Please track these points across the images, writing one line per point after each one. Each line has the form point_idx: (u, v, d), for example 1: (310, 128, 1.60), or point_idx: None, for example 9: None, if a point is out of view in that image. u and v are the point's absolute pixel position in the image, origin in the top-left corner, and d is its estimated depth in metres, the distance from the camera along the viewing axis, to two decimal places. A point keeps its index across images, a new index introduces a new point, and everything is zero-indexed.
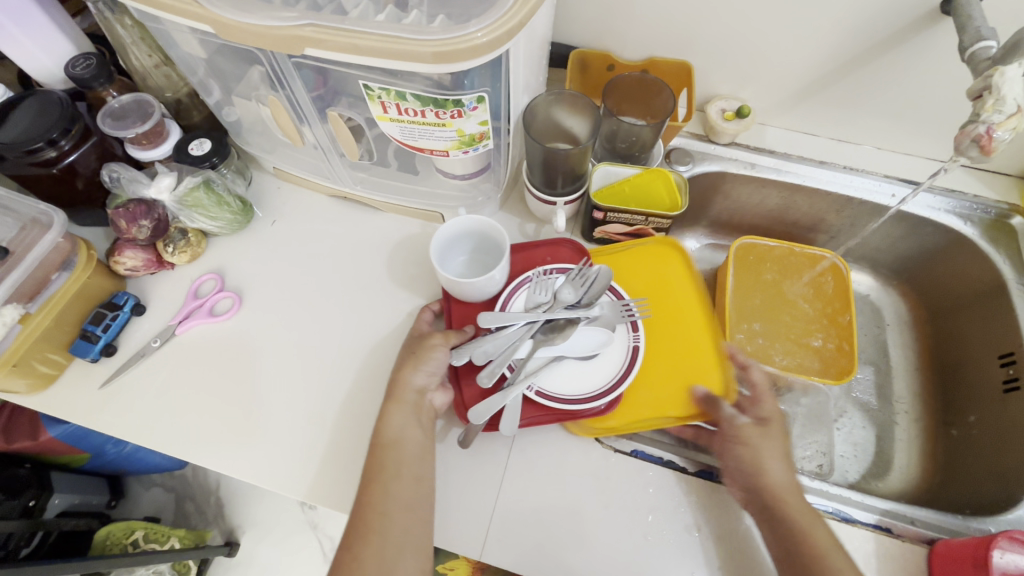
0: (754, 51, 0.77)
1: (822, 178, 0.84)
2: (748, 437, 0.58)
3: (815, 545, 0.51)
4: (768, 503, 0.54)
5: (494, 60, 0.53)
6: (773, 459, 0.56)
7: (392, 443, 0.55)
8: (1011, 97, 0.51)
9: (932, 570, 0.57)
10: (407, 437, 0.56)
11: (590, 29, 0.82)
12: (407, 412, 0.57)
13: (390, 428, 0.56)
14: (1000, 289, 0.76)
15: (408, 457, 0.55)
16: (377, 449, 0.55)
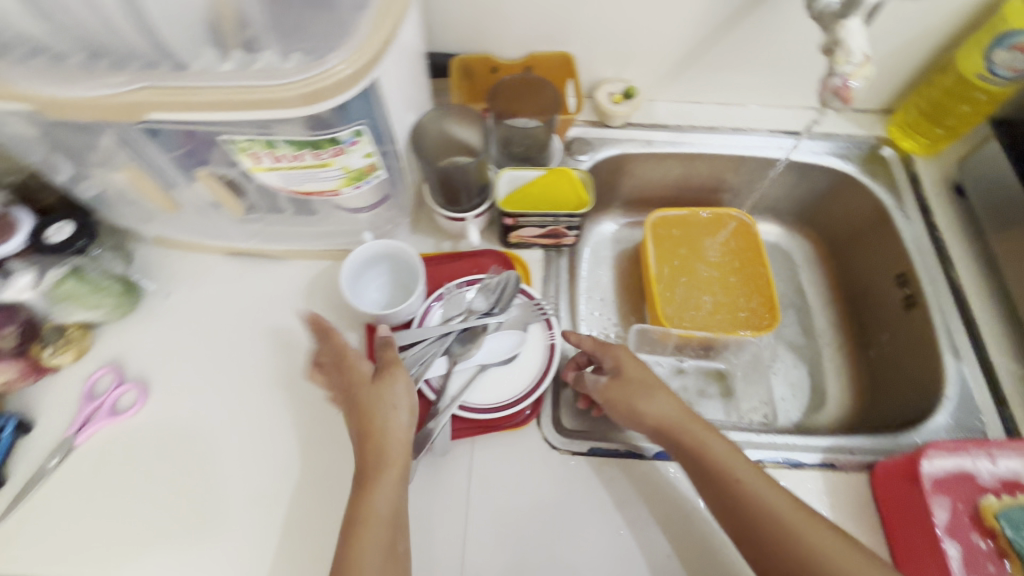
0: (627, 32, 0.78)
1: (715, 143, 0.87)
2: (612, 392, 0.59)
3: (713, 463, 0.53)
4: (663, 442, 0.56)
5: (362, 91, 0.50)
6: (644, 397, 0.57)
7: (380, 519, 0.49)
8: (857, 48, 0.55)
9: (877, 492, 0.61)
10: (388, 509, 0.50)
11: (464, 34, 0.80)
12: (389, 479, 0.51)
13: (376, 496, 0.50)
14: (883, 216, 0.83)
15: (387, 530, 0.49)
16: (356, 523, 0.49)
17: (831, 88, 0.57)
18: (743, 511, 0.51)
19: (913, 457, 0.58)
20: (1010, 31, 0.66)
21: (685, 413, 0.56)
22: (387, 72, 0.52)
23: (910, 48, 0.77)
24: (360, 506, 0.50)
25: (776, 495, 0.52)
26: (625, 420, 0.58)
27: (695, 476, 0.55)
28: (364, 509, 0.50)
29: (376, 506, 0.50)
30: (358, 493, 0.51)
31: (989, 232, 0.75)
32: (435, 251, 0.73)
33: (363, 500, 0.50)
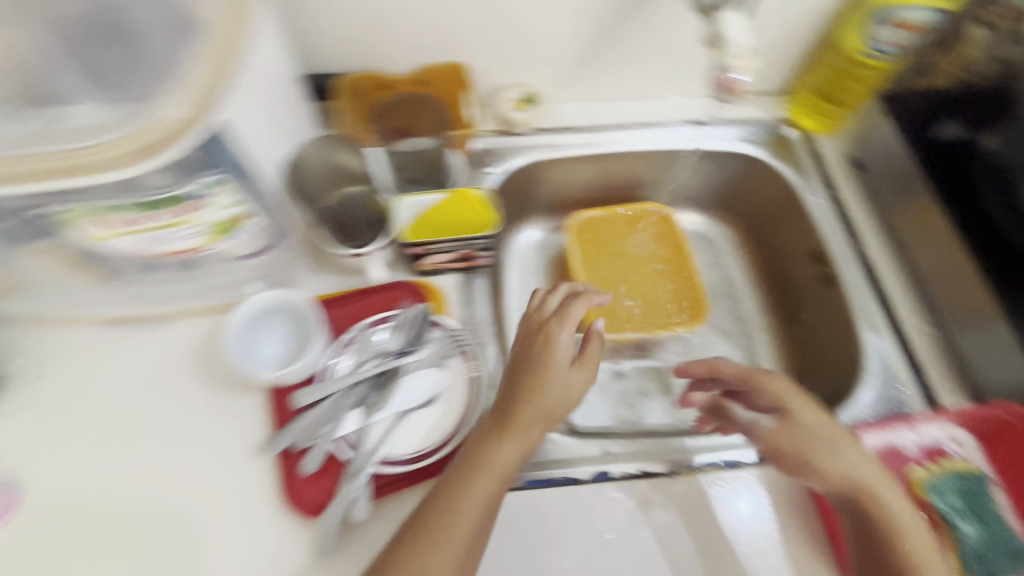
0: (519, 36, 0.75)
1: (623, 140, 0.85)
2: (806, 423, 0.56)
3: (891, 533, 0.52)
4: (845, 499, 0.54)
5: (206, 136, 0.44)
6: (849, 449, 0.54)
7: (503, 473, 0.52)
8: (737, 41, 0.54)
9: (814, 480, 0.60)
10: (515, 460, 0.52)
11: (346, 52, 0.74)
12: (522, 441, 0.53)
13: (502, 451, 0.52)
14: (793, 197, 0.84)
15: (495, 493, 0.51)
16: (464, 480, 0.51)
17: (718, 83, 0.56)
18: (870, 530, 0.52)
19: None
20: (882, 10, 0.68)
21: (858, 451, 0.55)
22: (241, 110, 0.46)
23: (797, 30, 0.78)
24: (484, 454, 0.52)
25: (912, 525, 0.52)
26: (805, 471, 0.55)
27: (859, 543, 0.53)
28: (483, 474, 0.51)
29: (496, 464, 0.52)
30: (491, 440, 0.53)
31: (888, 205, 0.78)
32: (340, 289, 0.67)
33: (488, 459, 0.52)
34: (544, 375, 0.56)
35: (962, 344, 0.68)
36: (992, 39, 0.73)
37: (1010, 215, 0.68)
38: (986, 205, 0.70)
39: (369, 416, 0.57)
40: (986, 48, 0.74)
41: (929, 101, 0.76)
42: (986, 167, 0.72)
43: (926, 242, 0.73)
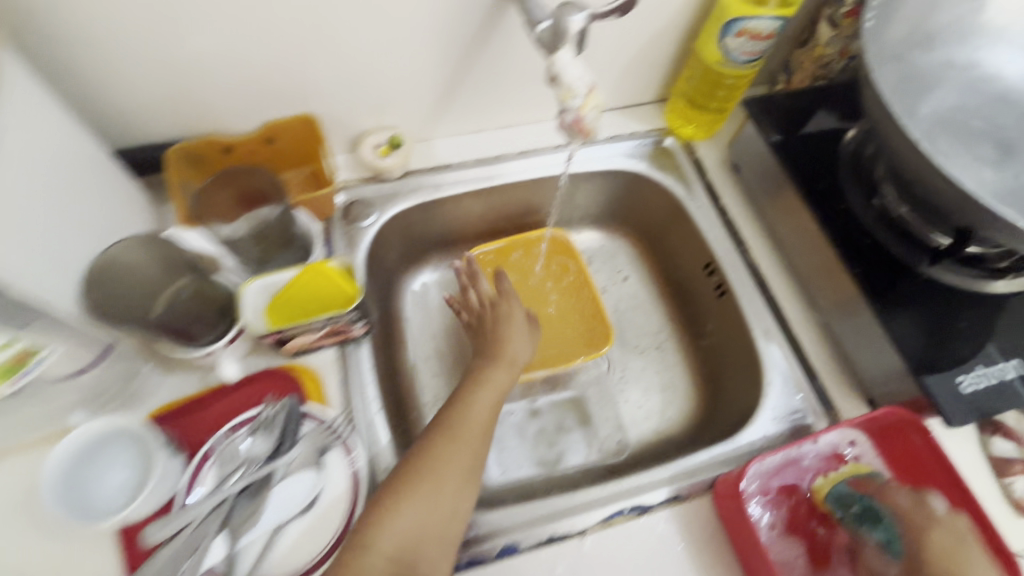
0: (367, 78, 0.70)
1: (503, 172, 0.82)
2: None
3: None
4: None
5: None
6: None
7: (475, 427, 0.58)
8: (576, 81, 0.50)
9: (719, 514, 0.59)
10: (489, 409, 0.61)
11: (173, 117, 0.66)
12: (495, 386, 0.63)
13: (493, 374, 0.64)
14: (680, 208, 0.83)
15: (476, 443, 0.57)
16: (438, 437, 0.56)
17: (566, 125, 0.52)
18: None
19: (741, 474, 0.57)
20: (731, 20, 0.67)
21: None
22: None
23: (657, 43, 0.77)
24: (459, 408, 0.60)
25: None
26: None
27: None
28: (463, 423, 0.58)
29: (475, 412, 0.59)
30: (462, 395, 0.62)
31: (766, 209, 0.77)
32: (204, 388, 0.59)
33: (464, 413, 0.59)
34: (512, 326, 0.70)
35: (847, 345, 0.68)
36: (837, 39, 0.75)
37: (874, 212, 0.68)
38: (850, 204, 0.69)
39: (236, 540, 0.52)
40: (834, 46, 0.76)
41: (792, 103, 0.77)
42: (848, 168, 0.72)
43: (803, 244, 0.72)
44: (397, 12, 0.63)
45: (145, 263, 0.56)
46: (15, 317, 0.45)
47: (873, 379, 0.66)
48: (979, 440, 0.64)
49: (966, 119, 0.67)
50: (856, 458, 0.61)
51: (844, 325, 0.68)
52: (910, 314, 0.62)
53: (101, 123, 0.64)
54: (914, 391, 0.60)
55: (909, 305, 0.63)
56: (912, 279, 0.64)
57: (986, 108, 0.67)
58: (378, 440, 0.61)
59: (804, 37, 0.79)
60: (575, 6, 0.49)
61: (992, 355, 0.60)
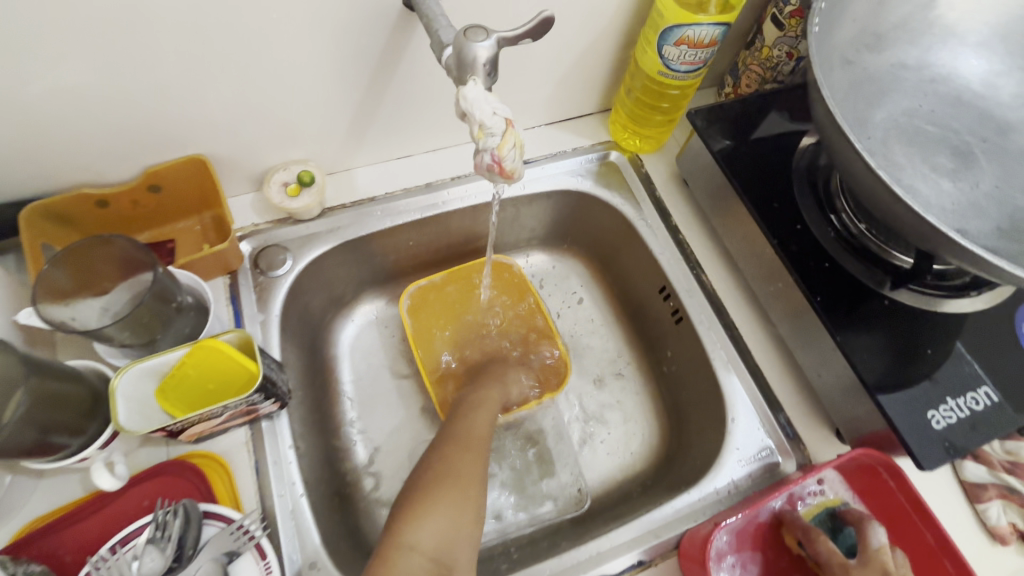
0: (267, 108, 0.61)
1: (436, 201, 0.74)
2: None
3: None
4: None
5: None
6: None
7: (478, 436, 0.59)
8: (489, 117, 0.43)
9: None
10: (488, 421, 0.62)
11: (30, 170, 0.56)
12: (491, 403, 0.65)
13: (489, 395, 0.67)
14: (630, 227, 0.76)
15: (480, 447, 0.58)
16: (445, 445, 0.56)
17: (483, 167, 0.45)
18: None
19: (704, 537, 0.52)
20: (669, 27, 0.60)
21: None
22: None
23: (592, 53, 0.70)
24: (460, 424, 0.61)
25: None
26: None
27: None
28: (466, 431, 0.59)
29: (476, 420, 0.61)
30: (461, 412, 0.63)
31: (720, 227, 0.72)
32: (87, 493, 0.51)
33: (465, 424, 0.60)
34: (506, 364, 0.74)
35: (810, 373, 0.64)
36: (786, 40, 0.68)
37: (830, 231, 0.63)
38: (807, 222, 0.64)
39: None
40: (782, 49, 0.70)
41: (741, 110, 0.72)
42: (801, 181, 0.67)
43: (760, 265, 0.67)
44: (290, 34, 0.55)
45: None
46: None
47: (838, 409, 0.61)
48: (951, 466, 0.60)
49: (921, 124, 0.62)
50: (822, 494, 0.56)
51: (807, 351, 0.63)
52: (874, 341, 0.58)
53: None
54: (880, 425, 0.56)
55: (871, 330, 0.58)
56: (873, 302, 0.60)
57: (940, 112, 0.63)
58: (303, 531, 0.53)
59: (750, 39, 0.74)
60: (480, 31, 0.42)
61: (963, 384, 0.56)
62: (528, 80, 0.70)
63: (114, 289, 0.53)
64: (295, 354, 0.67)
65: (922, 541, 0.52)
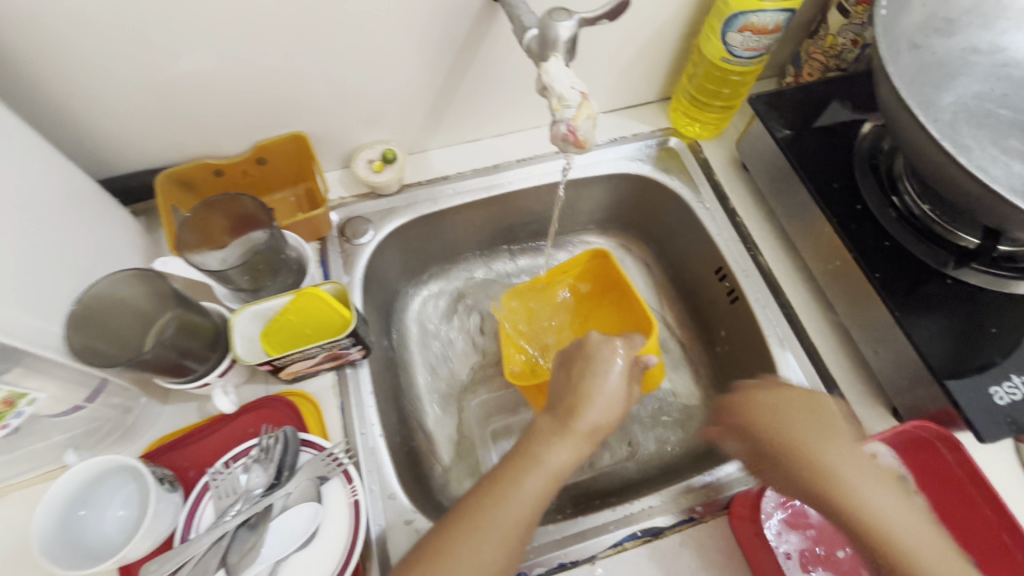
0: (359, 92, 0.68)
1: (503, 181, 0.79)
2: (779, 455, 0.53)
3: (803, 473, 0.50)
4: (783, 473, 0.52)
5: None
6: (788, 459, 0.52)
7: (518, 518, 0.48)
8: (567, 91, 0.48)
9: (738, 536, 0.57)
10: (536, 499, 0.48)
11: (167, 142, 0.66)
12: (548, 470, 0.49)
13: (553, 454, 0.50)
14: (687, 209, 0.79)
15: (505, 550, 0.47)
16: (462, 533, 0.46)
17: (559, 137, 0.50)
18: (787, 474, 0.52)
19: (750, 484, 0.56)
20: (733, 15, 0.63)
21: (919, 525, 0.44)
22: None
23: (656, 43, 0.74)
24: (502, 490, 0.48)
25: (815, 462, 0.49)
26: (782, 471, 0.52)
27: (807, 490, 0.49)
28: (497, 517, 0.47)
29: (527, 496, 0.48)
30: (502, 477, 0.49)
31: (779, 210, 0.74)
32: (202, 418, 0.59)
33: (503, 504, 0.48)
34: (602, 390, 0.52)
35: (868, 352, 0.65)
36: (851, 27, 0.70)
37: (892, 212, 0.64)
38: (868, 203, 0.65)
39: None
40: (847, 36, 0.71)
41: (802, 97, 0.73)
42: (864, 164, 0.68)
43: (818, 247, 0.69)
44: (385, 25, 0.61)
45: (136, 295, 0.54)
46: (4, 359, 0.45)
47: (897, 386, 0.62)
48: (1016, 451, 0.60)
49: (992, 108, 0.62)
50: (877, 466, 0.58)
51: (864, 330, 0.64)
52: (934, 318, 0.58)
53: (97, 154, 0.64)
54: (940, 399, 0.57)
55: (932, 309, 0.59)
56: (935, 282, 0.60)
57: (1014, 96, 0.63)
58: (381, 466, 0.60)
59: (814, 29, 0.75)
60: (563, 13, 0.47)
61: None
62: (593, 69, 0.75)
63: (232, 244, 0.62)
64: (374, 317, 0.74)
65: (983, 517, 0.52)
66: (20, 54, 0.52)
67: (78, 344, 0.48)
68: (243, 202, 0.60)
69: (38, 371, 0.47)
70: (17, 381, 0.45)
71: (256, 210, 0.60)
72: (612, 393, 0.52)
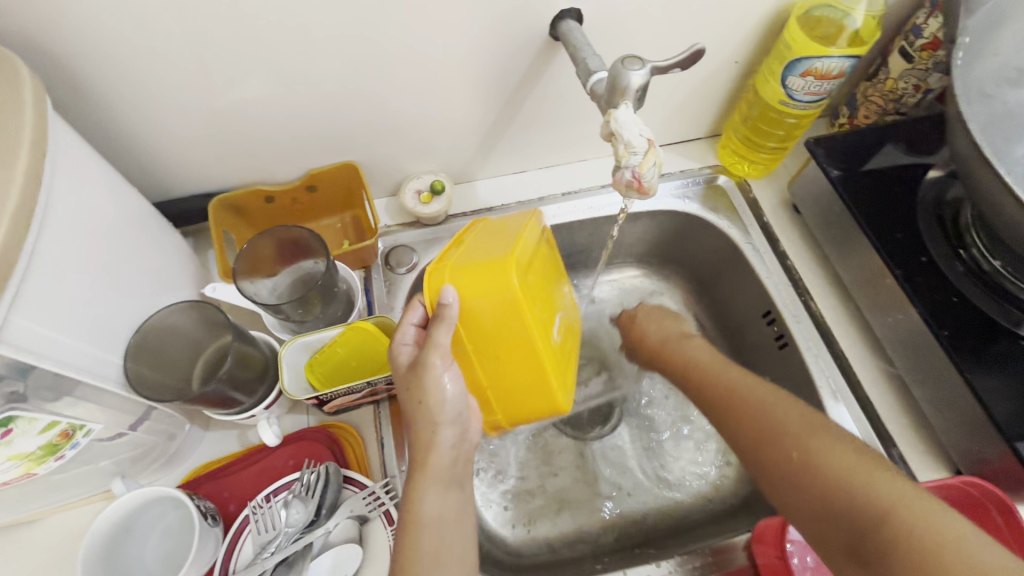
0: (411, 124, 0.68)
1: (548, 214, 0.78)
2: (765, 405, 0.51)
3: (782, 432, 0.48)
4: (771, 455, 0.48)
5: (22, 356, 0.37)
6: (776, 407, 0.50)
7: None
8: (635, 138, 0.47)
9: None
10: (438, 543, 0.47)
11: (223, 167, 0.67)
12: (432, 521, 0.47)
13: (428, 505, 0.48)
14: (735, 250, 0.77)
15: None
16: None
17: (622, 183, 0.49)
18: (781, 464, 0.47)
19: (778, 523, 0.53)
20: (795, 60, 0.62)
21: (828, 440, 0.46)
22: (21, 330, 0.37)
23: (710, 83, 0.73)
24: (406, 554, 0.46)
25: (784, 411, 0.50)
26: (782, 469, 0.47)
27: (805, 483, 0.45)
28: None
29: (426, 543, 0.46)
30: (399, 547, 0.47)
31: (834, 254, 0.72)
32: (242, 448, 0.59)
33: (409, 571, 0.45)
34: (426, 410, 0.49)
35: (929, 411, 0.62)
36: (914, 72, 0.68)
37: (959, 265, 0.62)
38: (932, 254, 0.63)
39: None
40: (909, 81, 0.69)
41: (860, 140, 0.72)
42: (926, 214, 0.66)
43: (876, 297, 0.66)
44: (444, 62, 0.61)
45: (189, 322, 0.54)
46: (55, 390, 0.42)
47: (962, 449, 0.59)
48: None
49: None
50: None
51: (926, 387, 0.61)
52: (1007, 382, 0.55)
53: (157, 176, 0.65)
54: (1012, 468, 0.54)
55: (1005, 372, 0.56)
56: (1006, 341, 0.58)
57: None
58: None
59: (873, 72, 0.74)
60: (636, 61, 0.47)
61: None
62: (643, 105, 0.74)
63: (282, 272, 0.63)
64: None
65: None
66: (96, 84, 0.54)
67: (134, 373, 0.49)
68: (296, 232, 0.60)
69: (87, 400, 0.45)
70: (69, 412, 0.43)
71: (309, 240, 0.60)
72: (440, 404, 0.48)
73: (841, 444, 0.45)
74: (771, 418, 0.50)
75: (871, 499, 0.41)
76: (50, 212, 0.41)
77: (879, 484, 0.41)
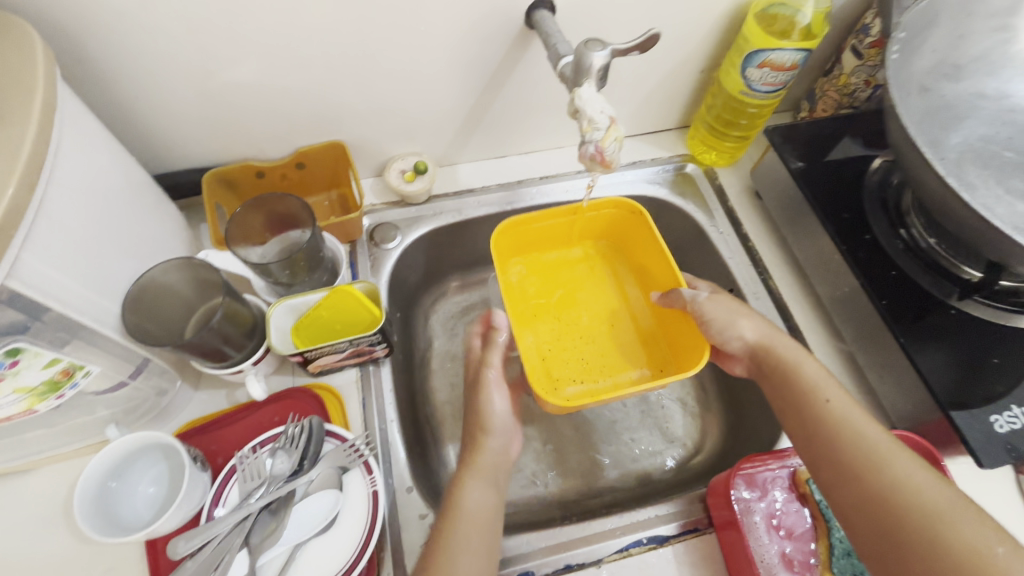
0: (394, 107, 0.72)
1: (526, 196, 0.82)
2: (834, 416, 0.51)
3: (858, 456, 0.49)
4: (846, 472, 0.49)
5: (31, 292, 0.41)
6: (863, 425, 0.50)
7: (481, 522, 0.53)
8: (597, 114, 0.52)
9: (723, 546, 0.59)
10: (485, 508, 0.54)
11: (215, 144, 0.70)
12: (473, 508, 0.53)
13: (469, 497, 0.54)
14: (700, 232, 0.82)
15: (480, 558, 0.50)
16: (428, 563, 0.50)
17: (587, 157, 0.54)
18: (854, 482, 0.48)
19: (727, 476, 0.57)
20: (753, 52, 0.67)
21: (929, 476, 0.46)
22: (30, 268, 0.41)
23: (678, 76, 0.78)
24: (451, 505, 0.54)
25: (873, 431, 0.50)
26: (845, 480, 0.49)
27: (879, 505, 0.46)
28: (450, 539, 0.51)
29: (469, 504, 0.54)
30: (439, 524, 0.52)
31: (790, 236, 0.77)
32: (230, 405, 0.62)
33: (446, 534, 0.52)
34: (480, 420, 0.59)
35: (872, 377, 0.67)
36: (863, 69, 0.73)
37: (899, 243, 0.67)
38: (876, 233, 0.69)
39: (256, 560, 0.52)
40: (859, 76, 0.74)
41: (816, 131, 0.77)
42: (873, 198, 0.72)
43: (826, 274, 0.71)
44: (426, 50, 0.66)
45: (182, 280, 0.57)
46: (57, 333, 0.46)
47: (900, 411, 0.64)
48: (1015, 483, 0.62)
49: (996, 151, 0.66)
50: None
51: (869, 355, 0.67)
52: (941, 353, 0.60)
53: (153, 150, 0.69)
54: (941, 425, 0.59)
55: (941, 342, 0.61)
56: (939, 312, 0.63)
57: (1017, 140, 0.68)
58: (396, 462, 0.61)
59: (829, 68, 0.79)
60: (599, 43, 0.51)
61: None
62: (615, 96, 0.79)
63: (271, 241, 0.67)
64: (395, 318, 0.77)
65: None
66: (97, 60, 0.57)
67: (133, 323, 0.52)
68: (286, 201, 0.64)
69: (89, 344, 0.49)
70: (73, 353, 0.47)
71: (298, 209, 0.64)
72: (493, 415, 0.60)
73: (927, 474, 0.46)
74: (853, 436, 0.50)
75: (959, 543, 0.42)
76: (57, 168, 0.45)
77: (965, 529, 0.42)
